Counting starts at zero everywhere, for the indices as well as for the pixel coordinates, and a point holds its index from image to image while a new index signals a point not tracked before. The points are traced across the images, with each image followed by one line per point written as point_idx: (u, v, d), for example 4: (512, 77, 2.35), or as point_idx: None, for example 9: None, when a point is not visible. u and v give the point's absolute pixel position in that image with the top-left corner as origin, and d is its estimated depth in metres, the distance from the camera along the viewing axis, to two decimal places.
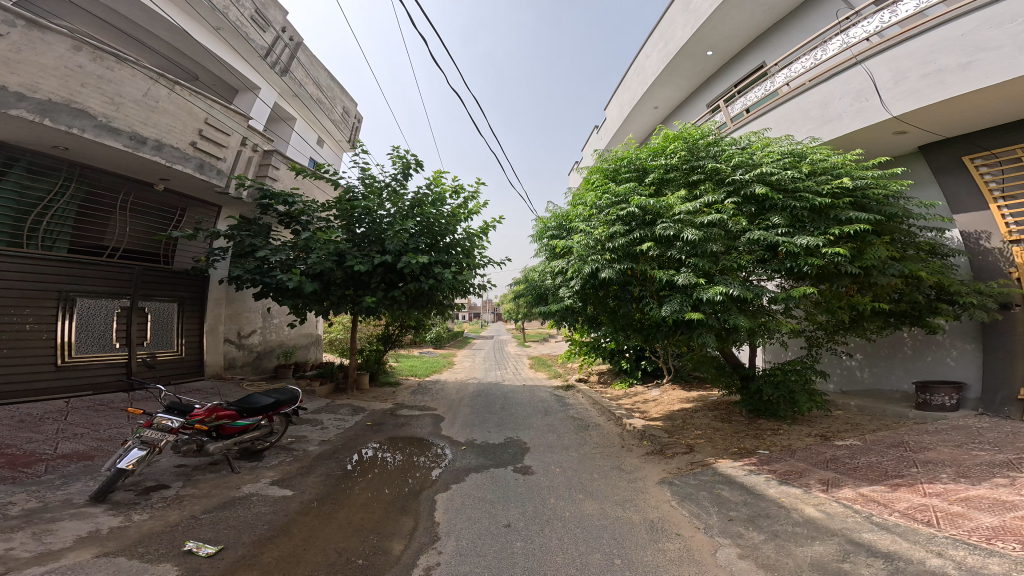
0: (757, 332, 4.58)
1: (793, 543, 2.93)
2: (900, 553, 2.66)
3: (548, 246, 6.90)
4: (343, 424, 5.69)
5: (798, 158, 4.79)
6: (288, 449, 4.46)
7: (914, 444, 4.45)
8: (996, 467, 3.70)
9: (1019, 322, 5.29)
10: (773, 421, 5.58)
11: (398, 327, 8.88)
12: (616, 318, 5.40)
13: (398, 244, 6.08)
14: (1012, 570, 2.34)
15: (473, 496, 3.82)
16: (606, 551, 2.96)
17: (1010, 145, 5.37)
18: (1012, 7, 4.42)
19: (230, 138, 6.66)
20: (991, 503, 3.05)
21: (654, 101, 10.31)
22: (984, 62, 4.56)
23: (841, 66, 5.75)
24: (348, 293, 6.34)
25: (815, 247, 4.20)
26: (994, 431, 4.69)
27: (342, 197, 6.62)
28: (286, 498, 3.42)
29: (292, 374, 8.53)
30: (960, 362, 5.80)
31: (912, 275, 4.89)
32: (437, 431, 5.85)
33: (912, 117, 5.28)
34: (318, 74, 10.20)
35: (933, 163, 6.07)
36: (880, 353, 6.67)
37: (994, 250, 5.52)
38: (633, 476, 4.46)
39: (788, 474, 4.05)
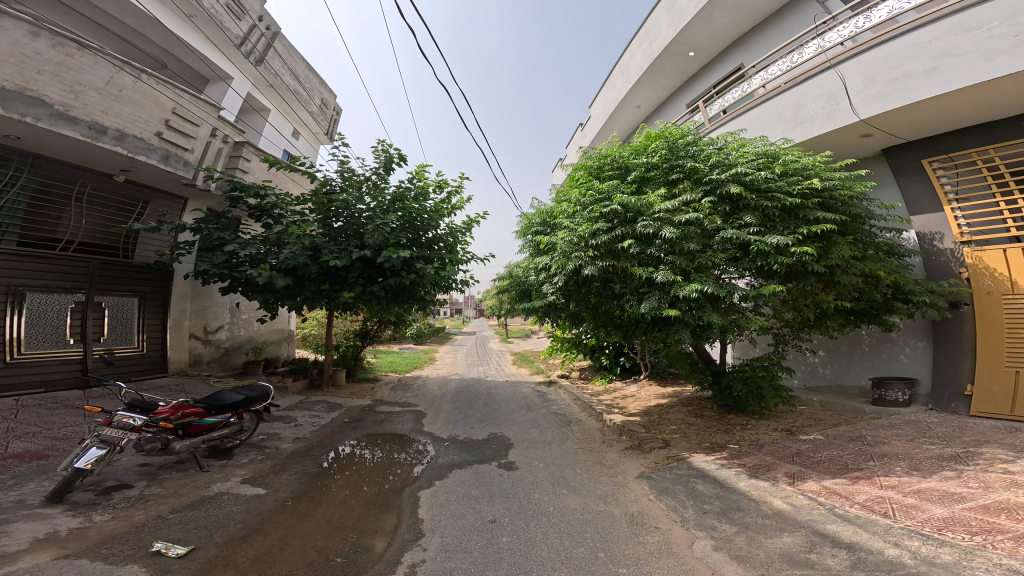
0: (729, 328, 4.67)
1: (763, 535, 3.02)
2: (861, 543, 2.76)
3: (532, 241, 6.84)
4: (319, 421, 5.62)
5: (772, 159, 4.87)
6: (260, 447, 4.39)
7: (871, 438, 4.61)
8: (945, 460, 3.86)
9: (967, 321, 5.53)
10: (741, 417, 5.71)
11: (376, 323, 8.80)
12: (596, 315, 5.42)
13: (379, 238, 6.02)
14: (963, 560, 2.45)
15: (457, 492, 3.83)
16: (590, 545, 3.01)
17: (967, 149, 5.58)
18: (978, 16, 4.57)
19: (199, 129, 6.48)
20: (941, 495, 3.19)
21: (636, 100, 10.37)
22: (948, 68, 4.71)
23: (815, 70, 5.86)
24: (324, 288, 6.26)
25: (785, 246, 4.28)
26: (942, 426, 4.90)
27: (318, 190, 6.49)
28: (259, 497, 3.37)
29: (261, 371, 8.39)
30: (913, 359, 6.03)
31: (872, 274, 5.04)
32: (418, 427, 5.83)
33: (878, 121, 5.44)
34: (295, 65, 10.00)
35: (895, 165, 6.26)
36: (840, 350, 6.85)
37: (946, 250, 5.75)
38: (613, 470, 4.53)
39: (757, 467, 4.16)
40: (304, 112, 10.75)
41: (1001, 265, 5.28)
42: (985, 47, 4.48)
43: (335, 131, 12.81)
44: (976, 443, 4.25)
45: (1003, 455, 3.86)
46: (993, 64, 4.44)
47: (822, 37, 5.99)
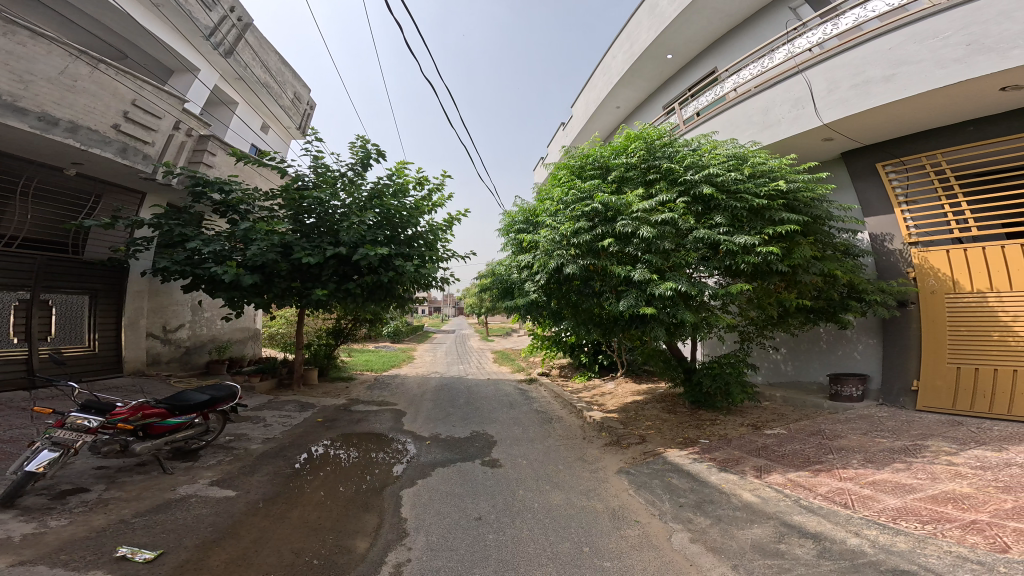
0: (700, 326, 4.76)
1: (735, 526, 3.10)
2: (825, 533, 2.84)
3: (515, 240, 6.60)
4: (290, 421, 5.54)
5: (742, 161, 4.95)
6: (228, 448, 4.30)
7: (829, 432, 4.77)
8: (896, 453, 4.02)
9: (913, 319, 5.78)
10: (710, 412, 5.83)
11: (351, 321, 8.73)
12: (576, 313, 5.41)
13: (354, 236, 5.93)
14: (917, 547, 2.53)
15: (441, 491, 3.82)
16: (575, 540, 3.05)
17: (918, 153, 5.78)
18: (935, 25, 4.73)
19: (161, 121, 6.30)
20: (894, 486, 3.32)
21: (616, 100, 10.41)
22: (905, 75, 4.87)
23: (784, 74, 5.99)
24: (295, 286, 6.16)
25: (751, 246, 4.37)
26: (892, 420, 5.11)
27: (289, 185, 6.39)
28: (230, 498, 3.29)
29: (225, 370, 8.29)
30: (865, 356, 6.26)
31: (830, 273, 5.16)
32: (397, 426, 5.80)
33: (840, 125, 5.61)
34: (267, 57, 9.75)
35: (852, 168, 6.45)
36: (801, 347, 7.09)
37: (896, 251, 5.99)
38: (594, 466, 4.58)
39: (726, 461, 4.26)
40: (276, 105, 10.52)
41: (945, 265, 5.54)
42: (940, 55, 4.65)
43: (310, 126, 12.57)
44: (924, 435, 4.45)
45: (948, 447, 4.05)
46: (946, 72, 4.60)
47: (793, 43, 6.13)
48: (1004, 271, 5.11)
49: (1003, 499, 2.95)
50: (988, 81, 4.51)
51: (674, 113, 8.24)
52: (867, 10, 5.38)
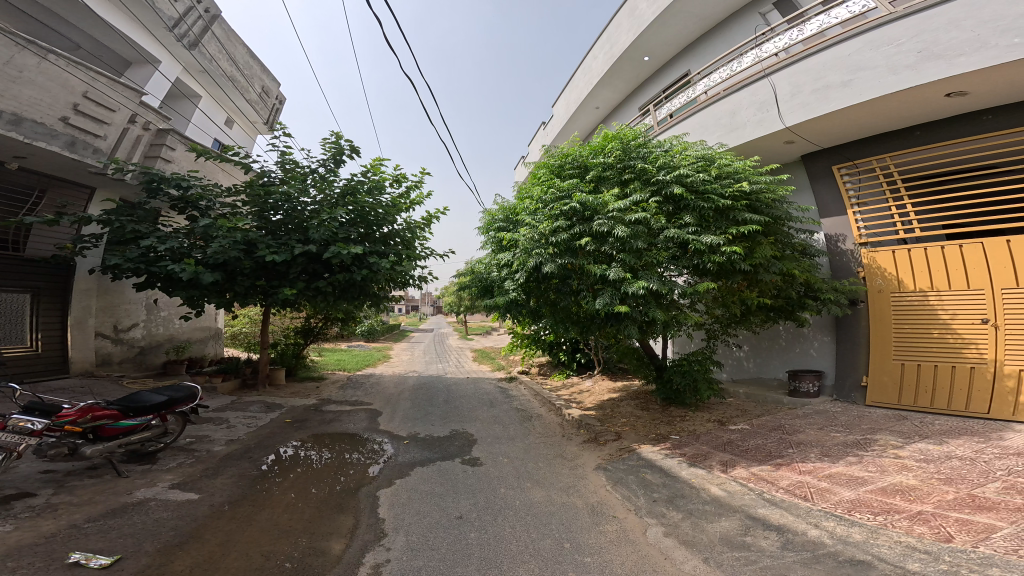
0: (670, 324, 4.82)
1: (705, 520, 3.16)
2: (788, 525, 2.91)
3: (493, 238, 6.27)
4: (256, 422, 5.44)
5: (710, 162, 5.02)
6: (189, 450, 4.19)
7: (790, 427, 4.90)
8: (850, 447, 4.15)
9: (862, 317, 5.99)
10: (680, 409, 5.94)
11: (321, 320, 8.62)
12: (555, 312, 5.24)
13: (325, 234, 5.82)
14: (870, 538, 2.60)
15: (420, 491, 3.77)
16: (557, 536, 3.08)
17: (869, 156, 5.99)
18: (891, 32, 4.88)
19: (115, 114, 6.10)
20: (848, 479, 3.43)
21: (595, 100, 10.46)
22: (862, 80, 5.04)
23: (751, 78, 6.13)
24: (259, 285, 6.02)
25: (717, 246, 4.45)
26: (845, 415, 5.30)
27: (254, 181, 6.24)
28: (192, 502, 3.17)
29: (183, 370, 8.20)
30: (820, 353, 6.44)
31: (789, 272, 5.28)
32: (373, 426, 5.72)
33: (801, 129, 5.76)
34: (234, 50, 9.44)
35: (811, 170, 6.62)
36: (762, 346, 7.21)
37: (848, 251, 6.17)
38: (573, 463, 4.62)
39: (694, 457, 4.34)
40: (242, 99, 10.24)
41: (890, 265, 5.75)
42: (893, 61, 4.82)
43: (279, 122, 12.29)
44: (873, 430, 4.62)
45: (894, 441, 4.21)
46: (898, 78, 4.78)
47: (760, 47, 6.27)
48: (943, 271, 5.35)
49: (944, 491, 3.08)
50: (936, 88, 4.69)
51: (649, 114, 8.33)
52: (830, 16, 5.55)
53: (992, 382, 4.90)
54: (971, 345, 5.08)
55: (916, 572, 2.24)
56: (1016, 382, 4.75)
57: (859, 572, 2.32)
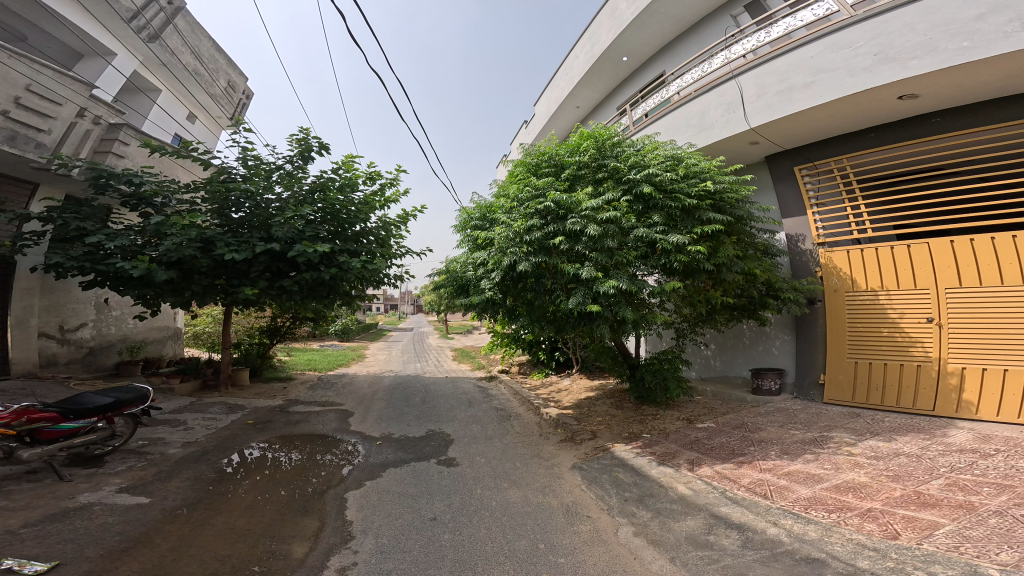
0: (640, 324, 4.84)
1: (671, 519, 3.18)
2: (747, 524, 2.94)
3: (470, 237, 6.11)
4: (215, 423, 5.32)
5: (678, 162, 5.05)
6: (140, 453, 4.08)
7: (752, 425, 4.98)
8: (807, 444, 4.23)
9: (820, 316, 6.11)
10: (652, 407, 5.99)
11: (288, 320, 8.50)
12: (530, 310, 5.22)
13: (289, 232, 5.73)
14: (825, 536, 2.64)
15: (392, 492, 3.72)
16: (532, 537, 3.07)
17: (828, 157, 6.11)
18: (850, 35, 4.98)
19: (61, 108, 5.93)
20: (805, 477, 3.49)
21: (574, 100, 10.48)
22: (822, 82, 5.14)
23: (720, 79, 6.20)
24: (219, 283, 5.90)
25: (683, 245, 4.47)
26: (804, 413, 5.41)
27: (215, 178, 6.06)
28: (141, 506, 3.08)
29: (138, 371, 8.10)
30: (782, 351, 6.58)
31: (750, 272, 5.32)
32: (343, 426, 5.65)
33: (765, 130, 5.86)
34: (199, 44, 9.20)
35: (774, 171, 6.73)
36: (728, 344, 7.34)
37: (807, 251, 6.29)
38: (550, 462, 4.62)
39: (664, 455, 4.36)
40: (203, 93, 10.00)
41: (846, 266, 5.87)
42: (851, 64, 4.93)
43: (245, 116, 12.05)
44: (830, 427, 4.71)
45: (848, 438, 4.30)
46: (855, 80, 4.88)
47: (730, 49, 6.33)
48: (893, 271, 5.46)
49: (892, 488, 3.15)
50: (893, 90, 4.80)
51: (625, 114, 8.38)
52: (796, 19, 5.62)
53: (936, 379, 5.04)
54: (917, 345, 5.20)
55: (865, 570, 2.27)
56: (958, 379, 4.90)
57: (814, 570, 2.35)
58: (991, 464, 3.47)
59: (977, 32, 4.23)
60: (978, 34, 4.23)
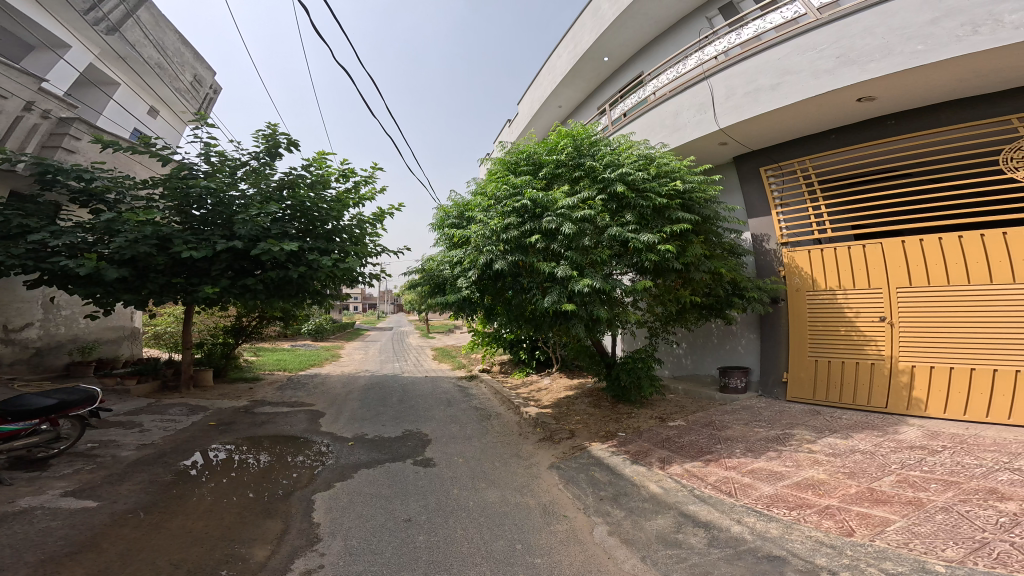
0: (615, 322, 4.88)
1: (642, 518, 3.19)
2: (714, 522, 2.97)
3: (446, 235, 6.02)
4: (174, 425, 5.17)
5: (649, 161, 5.09)
6: (89, 456, 3.94)
7: (719, 423, 5.06)
8: (770, 442, 4.30)
9: (782, 314, 6.23)
10: (627, 405, 6.03)
11: (254, 319, 8.35)
12: (508, 309, 5.19)
13: (253, 230, 5.62)
14: (785, 533, 2.67)
15: (363, 493, 3.65)
16: (509, 537, 3.04)
17: (791, 158, 6.25)
18: (814, 38, 5.09)
19: (7, 102, 5.79)
20: (768, 474, 3.54)
21: (556, 100, 10.52)
22: (787, 84, 5.24)
23: (691, 80, 6.28)
24: (179, 282, 5.74)
25: (654, 244, 4.50)
26: (768, 410, 5.51)
27: (175, 174, 5.89)
28: (88, 510, 2.97)
29: (91, 371, 7.92)
30: (747, 349, 6.70)
31: (718, 271, 5.39)
32: (313, 427, 5.55)
33: (734, 130, 5.94)
34: (164, 37, 9.28)
35: (741, 171, 6.85)
36: (698, 342, 7.48)
37: (772, 251, 6.38)
38: (528, 462, 4.61)
39: (637, 454, 4.39)
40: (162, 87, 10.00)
41: (806, 265, 5.99)
42: (814, 67, 5.04)
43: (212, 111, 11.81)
44: (792, 425, 4.80)
45: (808, 436, 4.39)
46: (818, 82, 4.98)
47: (703, 50, 6.42)
48: (851, 269, 5.59)
49: (848, 484, 3.22)
50: (853, 93, 4.91)
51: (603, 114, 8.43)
52: (766, 21, 5.71)
53: (889, 377, 5.17)
54: (871, 342, 5.34)
55: (822, 568, 2.30)
56: (909, 376, 5.03)
57: (776, 568, 2.37)
58: (939, 460, 3.58)
59: (930, 36, 4.35)
60: (931, 38, 4.35)
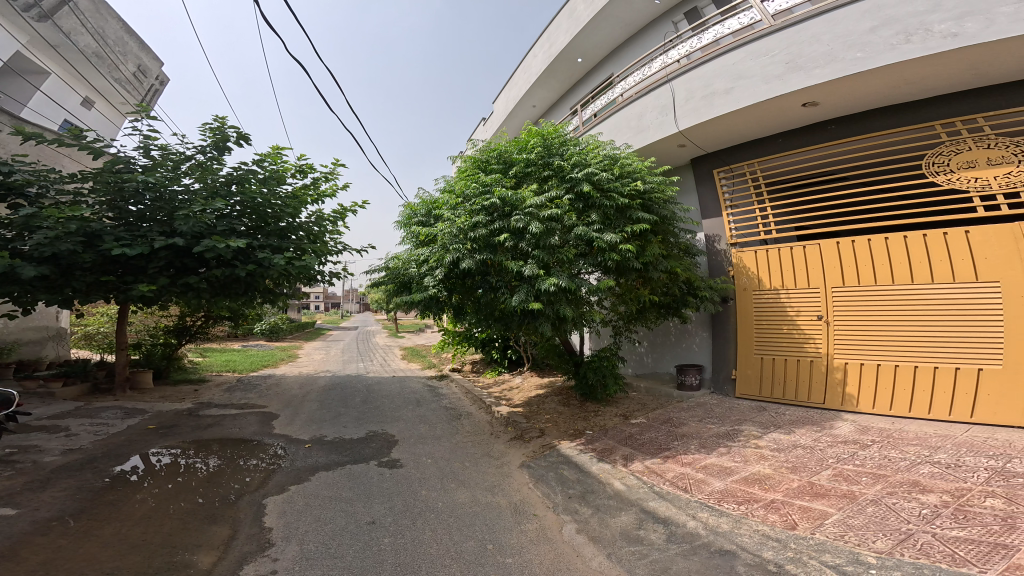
0: (581, 321, 4.92)
1: (608, 514, 3.22)
2: (672, 517, 3.02)
3: (413, 233, 5.94)
4: (106, 429, 4.95)
5: (614, 162, 5.15)
6: (7, 462, 3.72)
7: (677, 419, 5.16)
8: (721, 437, 4.41)
9: (731, 313, 6.38)
10: (594, 404, 6.09)
11: (199, 319, 8.18)
12: (478, 309, 5.17)
13: (195, 226, 5.42)
14: (734, 528, 2.73)
15: (321, 496, 3.56)
16: (480, 537, 3.01)
17: (742, 161, 6.43)
18: (768, 44, 5.23)
19: None
20: (718, 470, 3.63)
21: (531, 100, 10.56)
22: (741, 88, 5.38)
23: (655, 82, 6.38)
24: (110, 281, 5.57)
25: (616, 244, 4.55)
26: (720, 407, 5.66)
27: (107, 167, 5.61)
28: (7, 518, 2.79)
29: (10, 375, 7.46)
30: (701, 347, 6.85)
31: (676, 271, 5.48)
32: (264, 429, 5.39)
33: (692, 133, 6.07)
34: (105, 25, 8.84)
35: (697, 173, 7.00)
36: (657, 341, 7.57)
37: (723, 251, 6.54)
38: (499, 461, 4.58)
39: (603, 451, 4.43)
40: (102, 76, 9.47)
41: (753, 265, 6.18)
42: (764, 72, 5.19)
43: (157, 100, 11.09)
44: (740, 421, 4.94)
45: (755, 431, 4.53)
46: (768, 87, 5.14)
47: (667, 54, 6.55)
48: (793, 270, 5.80)
49: (791, 479, 3.32)
50: (800, 98, 5.09)
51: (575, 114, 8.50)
52: (724, 27, 5.86)
53: (826, 373, 5.40)
54: (810, 341, 5.55)
55: (769, 562, 2.36)
56: (842, 373, 5.27)
57: (726, 562, 2.42)
58: (869, 454, 3.74)
59: (869, 44, 4.54)
60: (869, 46, 4.54)
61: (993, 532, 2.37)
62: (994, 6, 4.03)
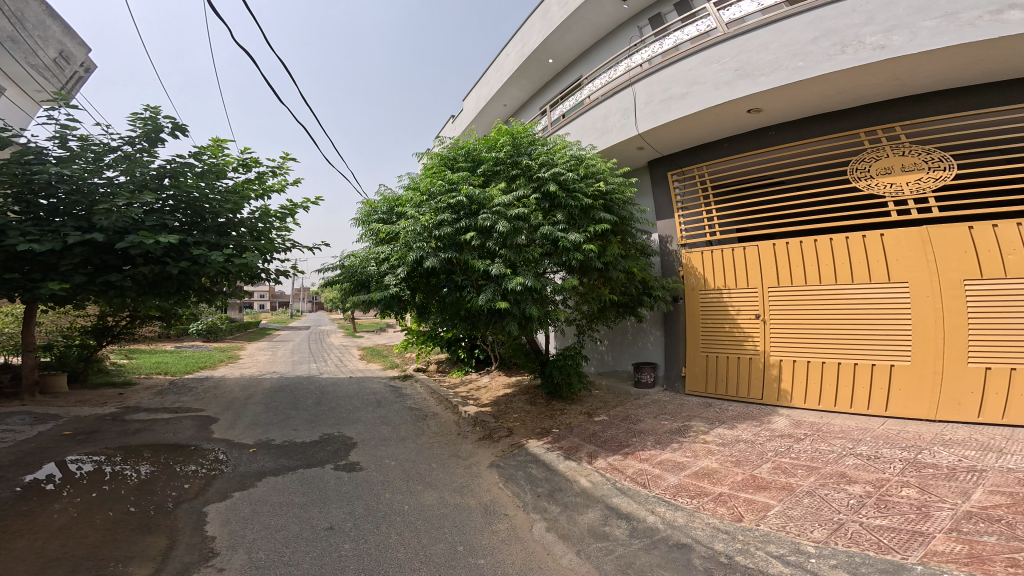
0: (546, 320, 4.96)
1: (576, 512, 3.25)
2: (632, 513, 3.07)
3: (374, 231, 5.82)
4: (14, 437, 4.67)
5: (580, 162, 5.20)
6: None
7: (633, 416, 5.26)
8: (673, 434, 4.51)
9: (681, 313, 6.52)
10: (560, 402, 6.16)
11: (122, 318, 7.93)
12: (442, 308, 5.15)
13: (115, 222, 5.18)
14: (687, 522, 2.79)
15: (268, 502, 3.47)
16: (449, 540, 2.99)
17: (693, 164, 6.59)
18: (722, 52, 5.37)
19: None
20: (672, 465, 3.72)
21: (502, 99, 10.59)
22: (694, 93, 5.52)
23: (619, 85, 6.47)
24: (15, 278, 5.34)
25: (580, 244, 4.61)
26: (671, 403, 5.81)
27: (13, 159, 5.26)
28: None
29: None
30: (655, 346, 6.94)
31: (633, 270, 5.57)
32: (202, 434, 5.21)
33: (651, 135, 6.19)
34: (24, 7, 8.41)
35: (652, 174, 7.13)
36: (616, 338, 7.71)
37: (674, 252, 6.65)
38: (467, 462, 4.56)
39: (569, 449, 4.47)
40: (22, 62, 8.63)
41: (700, 265, 6.34)
42: (716, 79, 5.35)
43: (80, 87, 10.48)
44: (689, 417, 5.07)
45: (702, 427, 4.65)
46: (719, 92, 5.29)
47: (632, 58, 6.66)
48: (736, 270, 5.98)
49: (735, 472, 3.43)
50: (745, 103, 5.26)
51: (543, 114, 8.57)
52: (683, 33, 6.01)
53: (763, 371, 5.62)
54: (748, 339, 5.76)
55: (719, 554, 2.42)
56: (778, 370, 5.48)
57: (681, 555, 2.48)
58: (802, 447, 3.90)
59: (809, 53, 4.74)
60: (810, 56, 4.74)
61: (909, 520, 2.51)
62: (918, 20, 4.26)
